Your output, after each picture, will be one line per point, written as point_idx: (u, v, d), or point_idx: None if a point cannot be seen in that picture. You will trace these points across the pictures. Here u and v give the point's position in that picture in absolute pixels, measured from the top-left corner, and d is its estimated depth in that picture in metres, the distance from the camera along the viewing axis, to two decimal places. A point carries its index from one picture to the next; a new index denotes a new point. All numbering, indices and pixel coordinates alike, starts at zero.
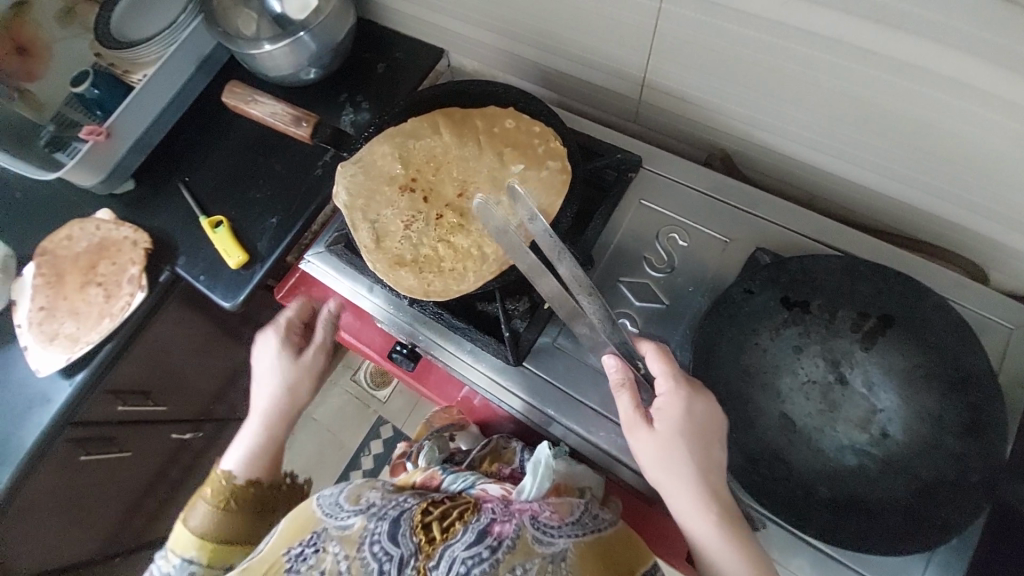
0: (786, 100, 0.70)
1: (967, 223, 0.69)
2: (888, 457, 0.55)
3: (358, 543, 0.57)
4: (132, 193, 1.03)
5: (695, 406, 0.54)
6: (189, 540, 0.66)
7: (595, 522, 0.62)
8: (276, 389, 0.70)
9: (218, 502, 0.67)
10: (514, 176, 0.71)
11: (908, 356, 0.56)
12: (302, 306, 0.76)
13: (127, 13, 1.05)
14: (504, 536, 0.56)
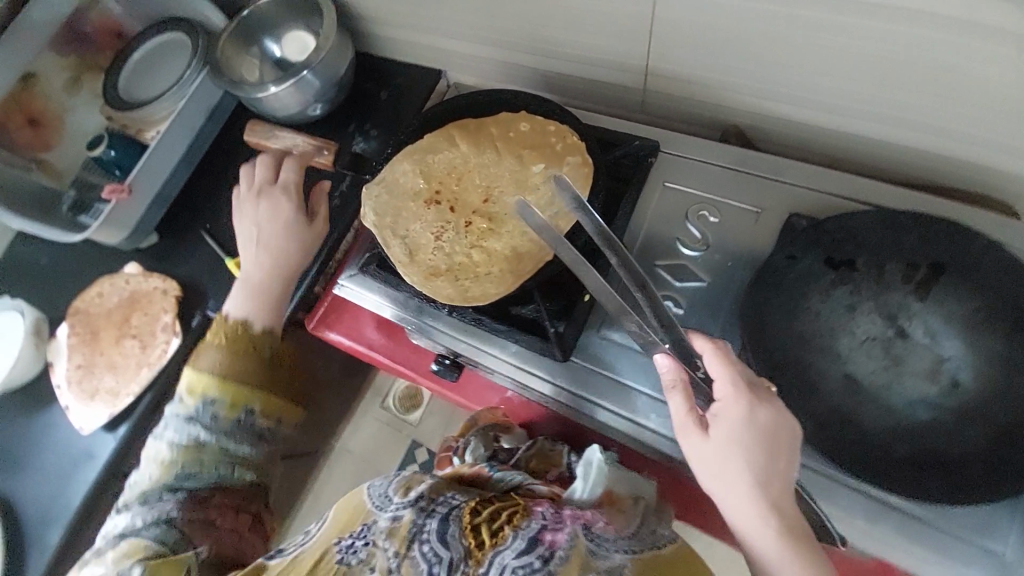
0: (794, 67, 0.70)
1: (999, 164, 0.68)
2: (964, 407, 0.53)
3: (408, 539, 0.55)
4: (156, 245, 1.05)
5: (759, 412, 0.50)
6: (209, 381, 0.66)
7: (650, 538, 0.64)
8: (278, 242, 0.77)
9: (234, 347, 0.69)
10: (537, 176, 0.71)
11: (966, 301, 0.55)
12: (303, 171, 0.82)
13: (133, 74, 1.07)
14: (558, 546, 0.55)
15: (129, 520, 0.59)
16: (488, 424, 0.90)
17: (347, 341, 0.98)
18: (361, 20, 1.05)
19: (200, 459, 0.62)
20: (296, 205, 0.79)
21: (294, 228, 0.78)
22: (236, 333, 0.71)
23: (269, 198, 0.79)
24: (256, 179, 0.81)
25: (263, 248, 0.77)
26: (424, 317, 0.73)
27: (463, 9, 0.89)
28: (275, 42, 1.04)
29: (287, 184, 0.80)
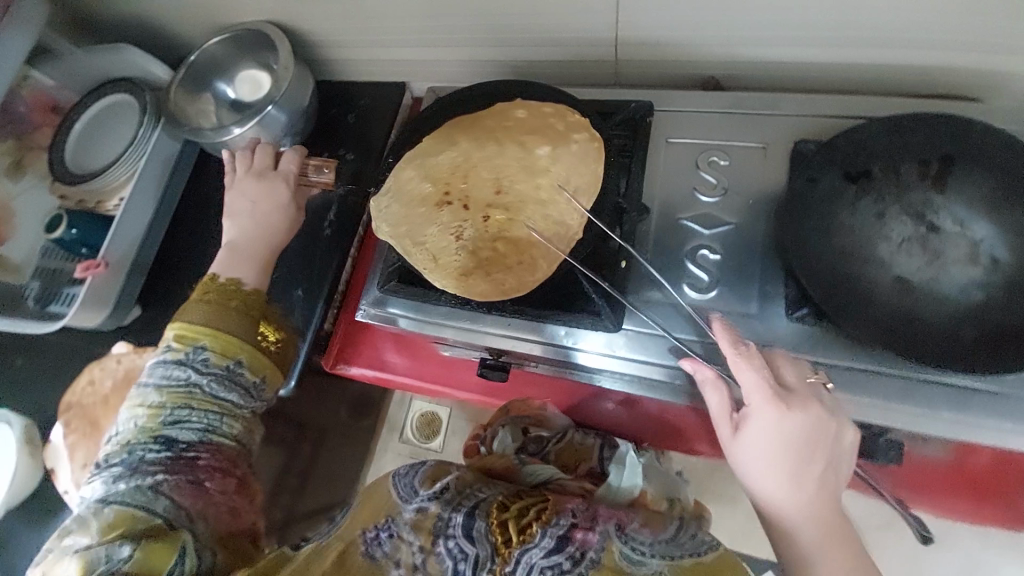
0: (762, 10, 0.71)
1: (968, 63, 0.71)
2: (1009, 280, 0.56)
3: (434, 536, 0.62)
4: (142, 318, 0.98)
5: (791, 419, 0.52)
6: (199, 329, 0.72)
7: (691, 545, 0.64)
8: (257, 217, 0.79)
9: (222, 301, 0.74)
10: (546, 157, 0.69)
11: (984, 183, 0.58)
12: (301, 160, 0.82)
13: (80, 144, 1.00)
14: (588, 547, 0.61)
15: (122, 467, 0.65)
16: (518, 416, 0.94)
17: (372, 371, 0.94)
18: (314, 46, 1.02)
19: (190, 400, 0.69)
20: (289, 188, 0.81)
21: (286, 213, 0.80)
22: (226, 290, 0.75)
23: (265, 180, 0.81)
24: (256, 160, 0.83)
25: (254, 223, 0.79)
26: (460, 321, 0.72)
27: (421, 15, 0.88)
28: (228, 85, 0.99)
29: (286, 172, 0.81)
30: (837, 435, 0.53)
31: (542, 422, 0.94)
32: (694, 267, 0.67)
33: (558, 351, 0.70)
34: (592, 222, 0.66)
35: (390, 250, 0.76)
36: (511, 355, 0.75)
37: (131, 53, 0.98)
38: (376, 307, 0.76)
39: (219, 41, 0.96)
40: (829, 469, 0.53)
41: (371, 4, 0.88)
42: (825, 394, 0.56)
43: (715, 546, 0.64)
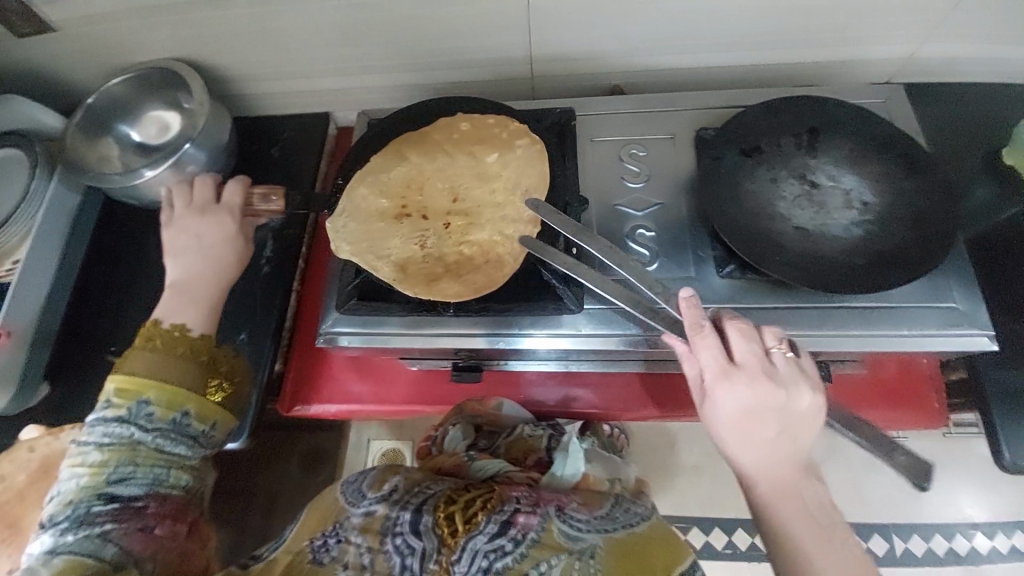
0: (651, 22, 0.83)
1: (815, 55, 0.87)
2: (878, 216, 0.69)
3: (381, 535, 0.65)
4: (49, 399, 0.88)
5: (741, 388, 0.58)
6: (143, 380, 0.65)
7: (626, 518, 0.74)
8: (202, 259, 0.74)
9: (170, 349, 0.68)
10: (491, 165, 0.76)
11: (842, 146, 0.73)
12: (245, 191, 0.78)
13: None
14: (530, 529, 0.68)
15: (67, 521, 0.58)
16: (470, 416, 0.97)
17: (335, 406, 0.90)
18: (226, 82, 1.00)
19: (136, 455, 0.62)
20: (235, 221, 0.76)
21: (235, 247, 0.76)
22: (171, 337, 0.69)
23: (208, 216, 0.76)
24: (197, 194, 0.78)
25: (201, 261, 0.74)
26: (429, 326, 0.74)
27: (341, 44, 0.90)
28: (134, 127, 0.95)
29: (231, 204, 0.77)
30: (792, 399, 0.58)
31: (495, 421, 0.98)
32: (635, 245, 0.75)
33: (529, 341, 0.74)
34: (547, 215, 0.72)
35: (344, 270, 0.77)
36: (482, 356, 0.78)
37: (23, 104, 0.94)
38: (338, 328, 0.75)
39: (122, 81, 0.92)
40: (787, 429, 0.58)
41: (286, 32, 0.89)
42: (780, 361, 0.60)
43: (647, 517, 0.75)
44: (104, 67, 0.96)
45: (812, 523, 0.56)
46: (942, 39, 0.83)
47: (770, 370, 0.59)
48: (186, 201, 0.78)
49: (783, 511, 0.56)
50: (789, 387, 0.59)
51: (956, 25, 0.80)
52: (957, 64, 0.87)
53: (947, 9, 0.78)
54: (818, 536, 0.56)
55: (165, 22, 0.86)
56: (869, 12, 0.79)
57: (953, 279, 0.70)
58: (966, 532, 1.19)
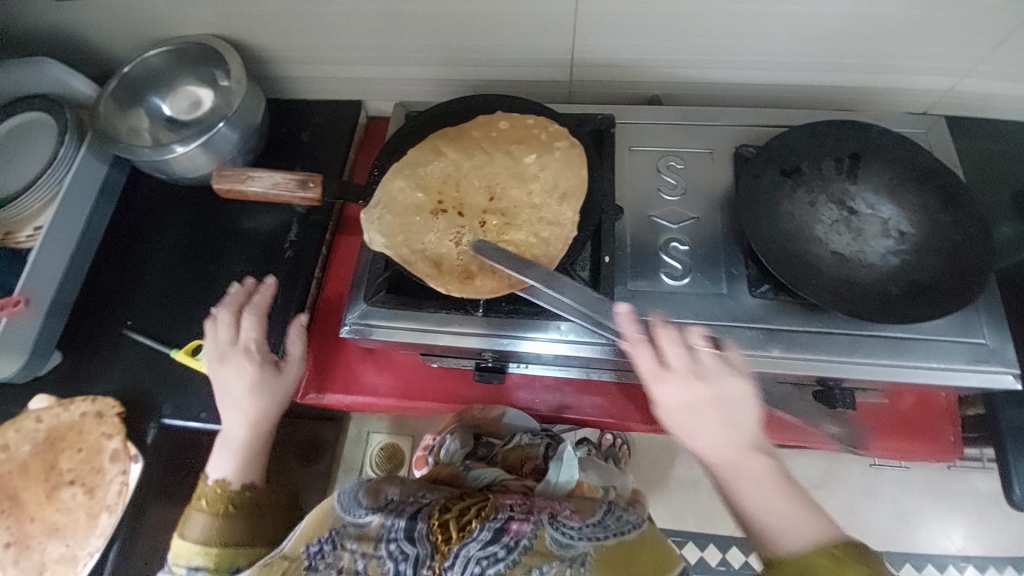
0: (696, 35, 0.83)
1: (854, 81, 0.87)
2: (915, 246, 0.69)
3: (377, 541, 0.61)
4: (62, 368, 0.86)
5: (676, 390, 0.59)
6: (194, 550, 0.64)
7: (618, 523, 0.67)
8: (242, 409, 0.71)
9: (215, 508, 0.68)
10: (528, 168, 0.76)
11: (882, 174, 0.73)
12: (263, 324, 0.76)
13: None
14: (522, 535, 0.63)
15: None
16: (470, 423, 0.92)
17: (351, 396, 0.87)
18: (260, 63, 0.99)
19: None
20: (261, 363, 0.73)
21: (268, 387, 0.73)
22: (216, 497, 0.69)
23: (233, 361, 0.73)
24: (215, 335, 0.75)
25: (234, 413, 0.71)
26: (459, 324, 0.73)
27: (384, 33, 0.90)
28: (166, 100, 0.94)
29: (249, 343, 0.74)
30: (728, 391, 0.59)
31: (495, 431, 0.92)
32: (668, 257, 0.75)
33: (555, 346, 0.73)
34: (585, 220, 0.71)
35: (371, 262, 0.77)
36: (511, 355, 0.76)
37: (56, 68, 0.93)
38: (366, 320, 0.74)
39: (160, 53, 0.92)
40: (732, 413, 0.58)
41: (330, 17, 0.88)
42: (707, 355, 0.60)
43: (638, 525, 0.68)
44: (138, 37, 0.96)
45: (775, 498, 0.56)
46: (984, 76, 0.83)
47: (701, 362, 0.60)
48: (216, 345, 0.74)
49: (745, 492, 0.56)
50: (724, 373, 0.59)
51: (999, 64, 0.81)
52: (996, 102, 0.88)
53: (989, 47, 0.78)
54: (784, 507, 0.55)
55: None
56: (913, 43, 0.80)
57: (985, 314, 0.71)
58: (959, 563, 1.19)
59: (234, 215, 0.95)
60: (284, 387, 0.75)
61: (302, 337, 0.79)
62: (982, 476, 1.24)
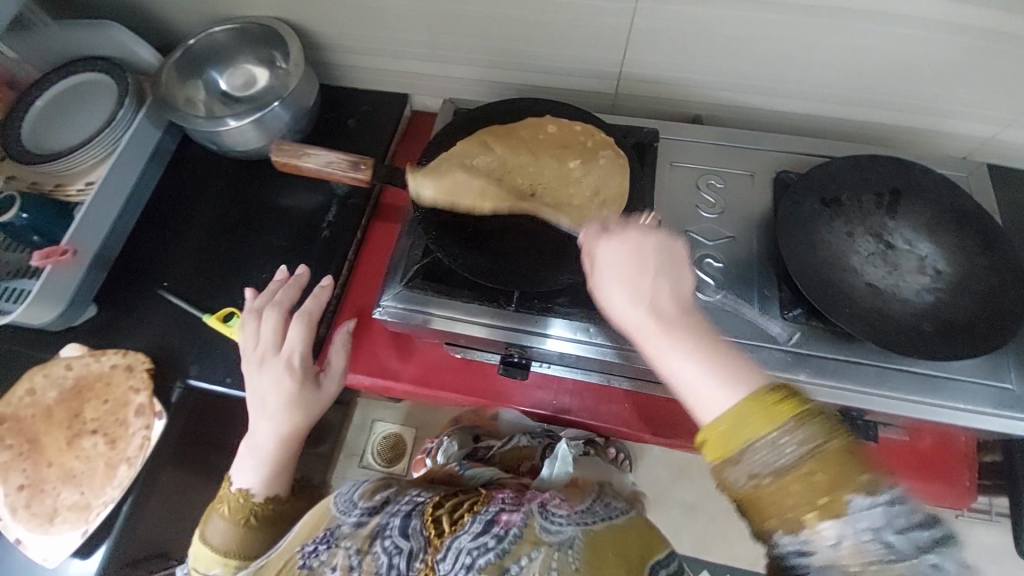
0: (745, 61, 0.85)
1: (897, 120, 0.89)
2: (950, 285, 0.70)
3: (371, 538, 0.62)
4: (95, 320, 0.88)
5: (617, 243, 0.53)
6: (213, 557, 0.70)
7: (607, 510, 0.67)
8: (273, 424, 0.72)
9: (236, 517, 0.72)
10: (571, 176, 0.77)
11: (922, 212, 0.74)
12: (307, 337, 0.77)
13: (50, 124, 0.95)
14: (512, 525, 0.62)
15: None
16: (468, 426, 0.99)
17: (373, 379, 0.88)
18: (315, 49, 1.02)
19: None
20: (298, 377, 0.74)
21: (302, 403, 0.74)
22: (237, 505, 0.72)
23: (272, 369, 0.74)
24: (260, 340, 0.76)
25: (266, 423, 0.73)
26: (491, 318, 0.74)
27: (441, 32, 0.93)
28: (222, 75, 0.97)
29: (292, 355, 0.76)
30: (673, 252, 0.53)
31: (493, 432, 0.98)
32: (701, 273, 0.76)
33: (580, 348, 0.74)
34: None
35: (409, 248, 0.79)
36: (534, 353, 0.77)
37: (120, 33, 0.96)
38: (395, 303, 0.76)
39: (224, 29, 0.95)
40: (665, 269, 0.52)
41: (390, 11, 0.91)
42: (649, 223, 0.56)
43: (625, 512, 0.69)
44: (202, 13, 0.99)
45: (707, 365, 0.47)
46: None
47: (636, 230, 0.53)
48: (262, 348, 0.76)
49: (671, 348, 0.48)
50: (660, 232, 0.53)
51: None
52: None
53: None
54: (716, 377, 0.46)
55: None
56: (959, 89, 0.81)
57: (1015, 361, 0.70)
58: None
59: (274, 192, 0.97)
60: (315, 405, 0.75)
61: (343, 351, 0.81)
62: (988, 530, 1.22)
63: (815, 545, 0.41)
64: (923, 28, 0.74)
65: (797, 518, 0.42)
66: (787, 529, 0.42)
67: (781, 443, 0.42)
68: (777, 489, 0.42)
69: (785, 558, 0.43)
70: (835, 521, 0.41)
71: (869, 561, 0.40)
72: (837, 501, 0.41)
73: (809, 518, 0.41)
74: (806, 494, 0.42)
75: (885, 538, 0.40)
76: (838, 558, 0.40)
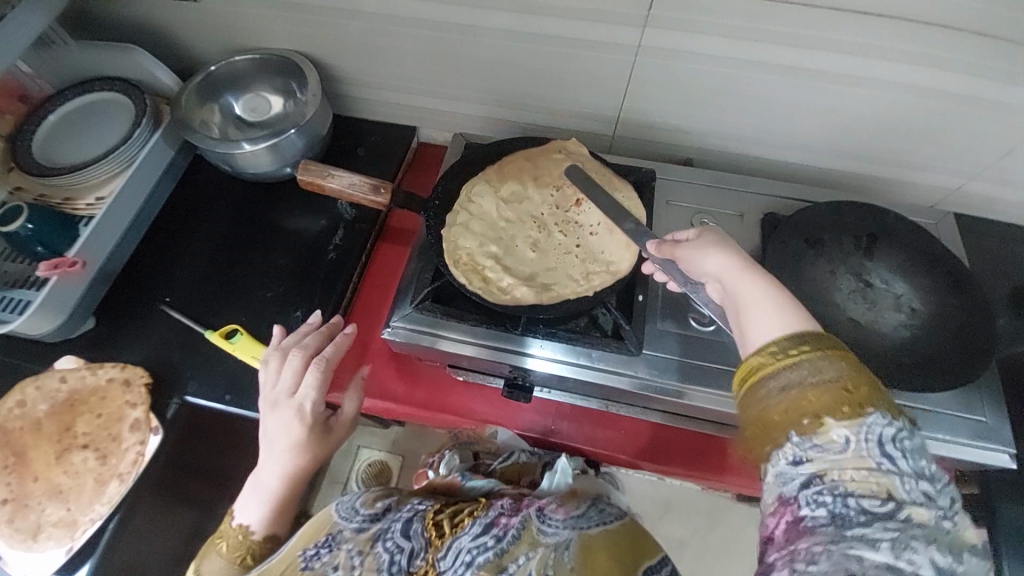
0: (736, 111, 0.92)
1: (871, 171, 0.97)
2: (925, 322, 0.75)
3: (372, 540, 0.66)
4: (93, 333, 0.88)
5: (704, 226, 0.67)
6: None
7: (602, 515, 0.66)
8: (280, 469, 0.73)
9: (233, 556, 0.72)
10: (456, 222, 0.82)
11: (897, 255, 0.80)
12: (323, 384, 0.75)
13: (62, 138, 0.97)
14: (510, 528, 0.64)
15: None
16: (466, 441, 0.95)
17: (376, 402, 0.89)
18: (330, 80, 1.07)
19: None
20: (307, 424, 0.73)
21: (309, 448, 0.74)
22: (236, 540, 0.73)
23: (284, 413, 0.73)
24: (278, 380, 0.75)
25: (273, 464, 0.73)
26: (498, 343, 0.78)
27: (453, 70, 0.98)
28: (238, 101, 1.02)
29: (304, 401, 0.74)
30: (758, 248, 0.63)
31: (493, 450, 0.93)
32: (697, 304, 0.80)
33: (581, 372, 0.77)
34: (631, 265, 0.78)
35: (420, 272, 0.82)
36: (535, 377, 0.80)
37: (141, 56, 1.00)
38: (406, 324, 0.79)
39: (245, 58, 0.99)
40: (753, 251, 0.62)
41: (406, 49, 0.96)
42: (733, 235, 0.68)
43: (621, 515, 0.67)
44: (221, 42, 1.04)
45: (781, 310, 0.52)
46: (988, 180, 0.93)
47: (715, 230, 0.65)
48: (276, 390, 0.75)
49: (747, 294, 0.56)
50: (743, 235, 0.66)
51: (1003, 171, 0.90)
52: (998, 205, 0.96)
53: (996, 156, 0.88)
54: (778, 296, 0.54)
55: (296, 18, 0.95)
56: (924, 145, 0.90)
57: (986, 397, 0.75)
58: None
59: (282, 214, 1.00)
60: (320, 452, 0.75)
61: (356, 397, 0.80)
62: None
63: (823, 446, 0.44)
64: (894, 89, 0.82)
65: (813, 423, 0.45)
66: (802, 433, 0.45)
67: (823, 371, 0.47)
68: (800, 398, 0.46)
69: (784, 472, 0.46)
70: (849, 429, 0.44)
71: (864, 472, 0.42)
72: (856, 411, 0.45)
73: (826, 424, 0.45)
74: (830, 405, 0.45)
75: (883, 452, 0.43)
76: (839, 459, 0.43)
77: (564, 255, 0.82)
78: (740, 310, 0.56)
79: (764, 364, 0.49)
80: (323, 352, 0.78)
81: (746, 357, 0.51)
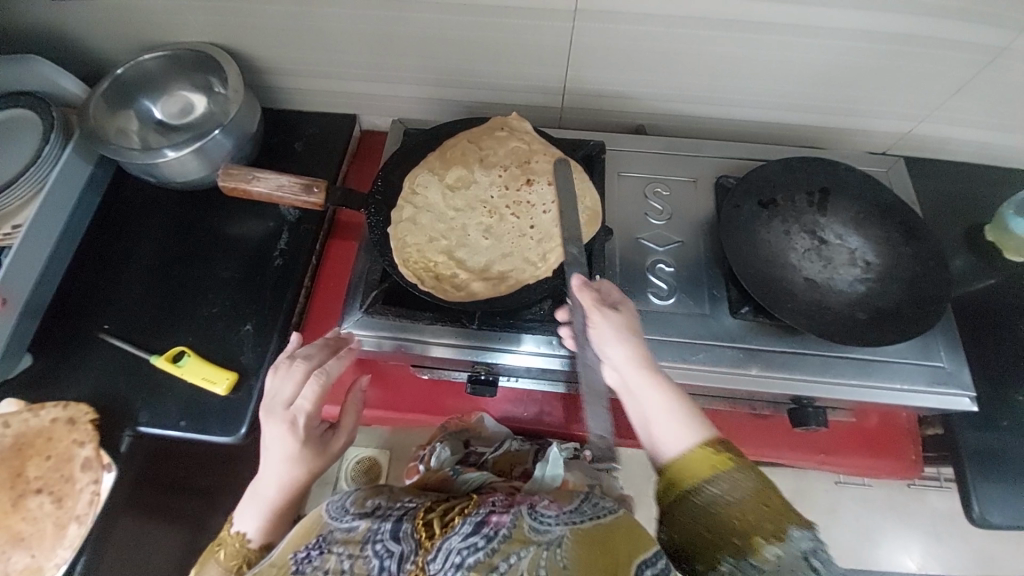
0: (682, 72, 0.88)
1: (824, 122, 0.95)
2: (879, 274, 0.75)
3: (362, 542, 0.60)
4: (32, 370, 0.83)
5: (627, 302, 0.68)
6: None
7: (596, 508, 0.66)
8: (280, 483, 0.68)
9: (229, 565, 0.66)
10: (402, 217, 0.78)
11: (849, 207, 0.80)
12: (321, 398, 0.69)
13: None
14: (502, 525, 0.61)
15: None
16: (457, 431, 0.96)
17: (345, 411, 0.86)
18: (257, 73, 1.00)
19: None
20: (301, 439, 0.68)
21: (308, 462, 0.68)
22: (230, 547, 0.67)
23: (279, 426, 0.67)
24: (275, 390, 0.68)
25: (269, 474, 0.68)
26: (456, 339, 0.76)
27: (385, 53, 0.92)
28: (158, 104, 0.94)
29: (299, 413, 0.68)
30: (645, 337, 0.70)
31: (483, 437, 0.96)
32: (654, 278, 0.80)
33: (546, 360, 0.76)
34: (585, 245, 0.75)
35: (370, 275, 0.79)
36: (500, 369, 0.79)
37: (42, 66, 0.91)
38: (363, 332, 0.76)
39: (155, 56, 0.91)
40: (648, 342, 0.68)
41: (331, 34, 0.90)
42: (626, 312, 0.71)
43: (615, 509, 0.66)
44: (130, 40, 0.95)
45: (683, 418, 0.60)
46: (937, 121, 0.92)
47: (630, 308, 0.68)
48: (272, 401, 0.68)
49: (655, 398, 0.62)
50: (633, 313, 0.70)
51: (952, 110, 0.90)
52: (947, 144, 0.96)
53: (947, 95, 0.87)
54: (683, 409, 0.61)
55: (207, 8, 0.87)
56: (873, 92, 0.88)
57: (940, 341, 0.77)
58: None
59: (222, 221, 0.94)
60: (321, 465, 0.70)
61: (354, 408, 0.76)
62: (939, 495, 1.30)
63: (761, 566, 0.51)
64: (840, 36, 0.79)
65: (743, 542, 0.53)
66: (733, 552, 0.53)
67: (734, 483, 0.55)
68: (726, 513, 0.54)
69: None
70: (778, 548, 0.52)
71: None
72: (778, 530, 0.52)
73: (755, 542, 0.52)
74: (757, 519, 0.53)
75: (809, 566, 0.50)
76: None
77: (520, 239, 0.79)
78: (652, 417, 0.61)
79: (691, 477, 0.56)
80: (321, 363, 0.71)
81: (678, 458, 0.58)
